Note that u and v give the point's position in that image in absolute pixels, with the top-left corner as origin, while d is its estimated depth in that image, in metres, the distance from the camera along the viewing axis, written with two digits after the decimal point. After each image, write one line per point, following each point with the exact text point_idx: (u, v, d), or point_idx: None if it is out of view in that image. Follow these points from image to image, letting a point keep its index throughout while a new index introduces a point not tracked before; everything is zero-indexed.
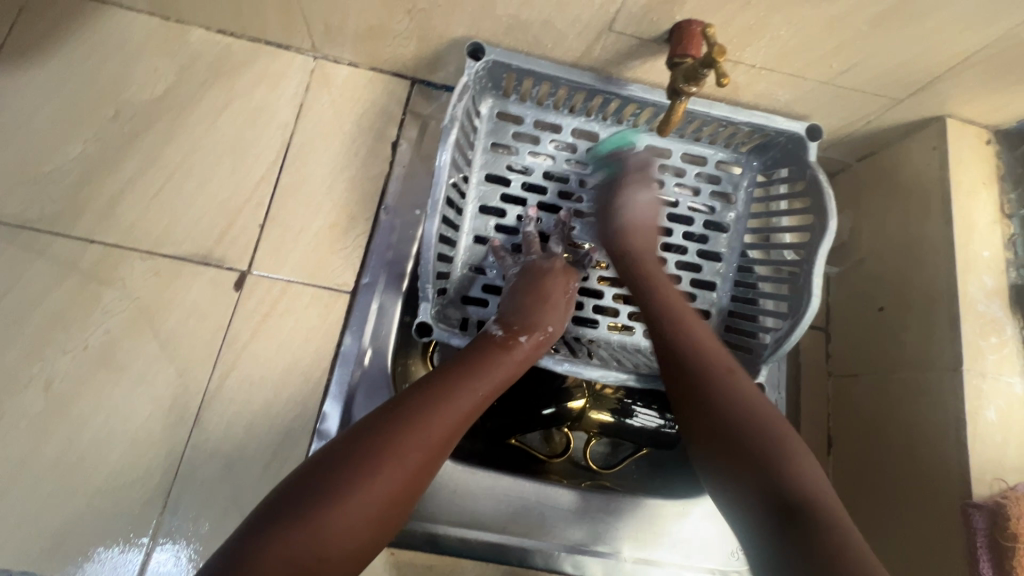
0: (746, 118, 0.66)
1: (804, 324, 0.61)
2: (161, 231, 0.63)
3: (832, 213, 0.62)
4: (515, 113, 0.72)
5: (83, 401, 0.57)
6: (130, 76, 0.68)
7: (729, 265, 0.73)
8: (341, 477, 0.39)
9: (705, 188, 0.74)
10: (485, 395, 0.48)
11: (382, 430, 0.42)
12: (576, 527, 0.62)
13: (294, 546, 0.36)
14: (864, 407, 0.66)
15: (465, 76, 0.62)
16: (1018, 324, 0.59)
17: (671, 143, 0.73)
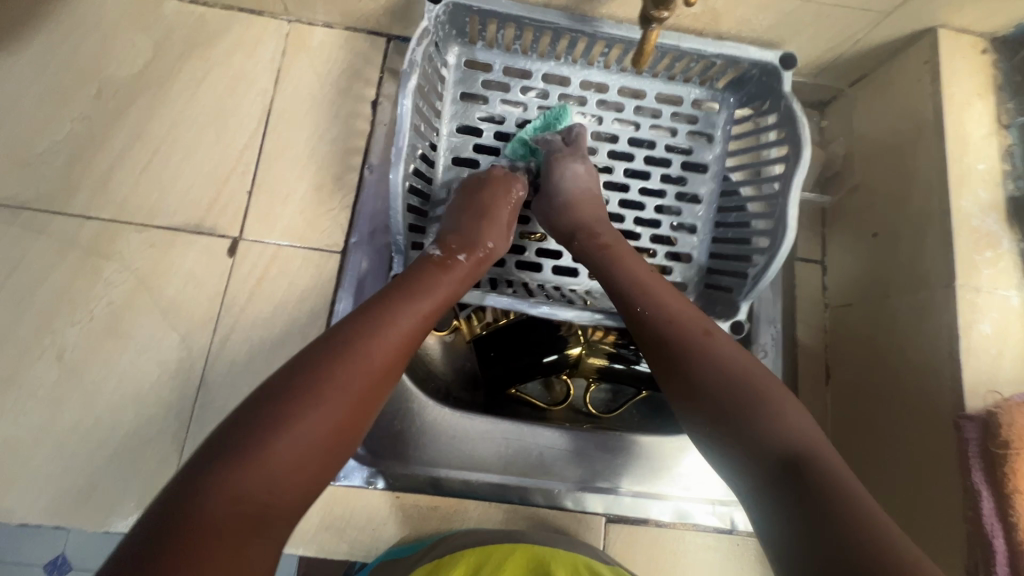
0: (717, 49, 0.64)
1: (782, 255, 0.59)
2: (152, 204, 0.65)
3: (806, 139, 0.60)
4: (484, 61, 0.71)
5: (95, 369, 0.60)
6: (109, 53, 0.68)
7: (709, 206, 0.71)
8: (279, 414, 0.39)
9: (681, 129, 0.72)
10: (428, 314, 0.49)
11: (323, 358, 0.42)
12: (576, 466, 0.63)
13: (241, 489, 0.36)
14: (861, 334, 0.65)
15: (425, 21, 0.62)
16: (1016, 237, 0.57)
17: (645, 85, 0.72)
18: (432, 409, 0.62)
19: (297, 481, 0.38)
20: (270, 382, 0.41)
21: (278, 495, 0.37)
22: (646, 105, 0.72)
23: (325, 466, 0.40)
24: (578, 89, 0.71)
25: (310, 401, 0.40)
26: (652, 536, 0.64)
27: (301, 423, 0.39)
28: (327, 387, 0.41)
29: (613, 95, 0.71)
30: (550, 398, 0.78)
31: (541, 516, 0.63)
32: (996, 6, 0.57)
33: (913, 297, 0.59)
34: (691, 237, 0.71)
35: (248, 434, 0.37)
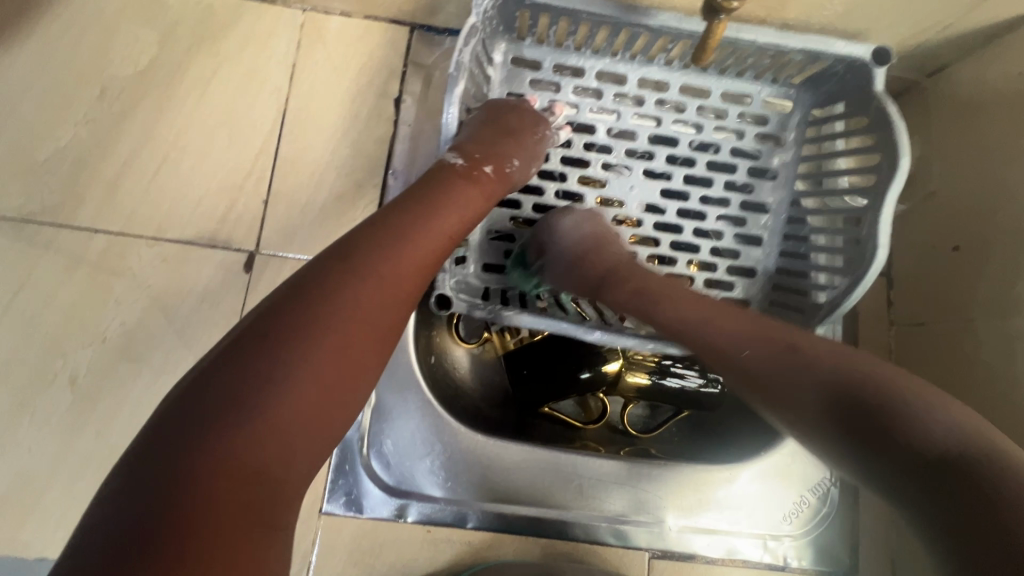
0: (798, 43, 0.57)
1: (867, 281, 0.54)
2: (163, 216, 0.60)
3: (901, 150, 0.54)
4: (531, 58, 0.65)
5: (109, 394, 0.56)
6: (112, 49, 0.63)
7: (777, 216, 0.66)
8: (281, 339, 0.35)
9: (749, 131, 0.66)
10: (427, 240, 0.43)
11: (303, 298, 0.36)
12: (618, 496, 0.59)
13: (232, 440, 0.32)
14: (935, 359, 0.59)
15: (472, 16, 0.56)
16: None
17: (710, 82, 0.65)
18: (465, 436, 0.58)
19: (295, 437, 0.34)
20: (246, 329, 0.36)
21: (276, 457, 0.33)
22: (710, 105, 0.66)
23: (323, 418, 0.35)
24: (635, 88, 0.65)
25: (296, 346, 0.35)
26: (700, 572, 0.60)
27: (288, 374, 0.34)
28: (312, 329, 0.35)
29: (674, 94, 0.65)
30: (584, 416, 0.73)
31: (580, 551, 0.59)
32: None
33: (1004, 323, 0.53)
34: (756, 250, 0.65)
35: (229, 396, 0.33)
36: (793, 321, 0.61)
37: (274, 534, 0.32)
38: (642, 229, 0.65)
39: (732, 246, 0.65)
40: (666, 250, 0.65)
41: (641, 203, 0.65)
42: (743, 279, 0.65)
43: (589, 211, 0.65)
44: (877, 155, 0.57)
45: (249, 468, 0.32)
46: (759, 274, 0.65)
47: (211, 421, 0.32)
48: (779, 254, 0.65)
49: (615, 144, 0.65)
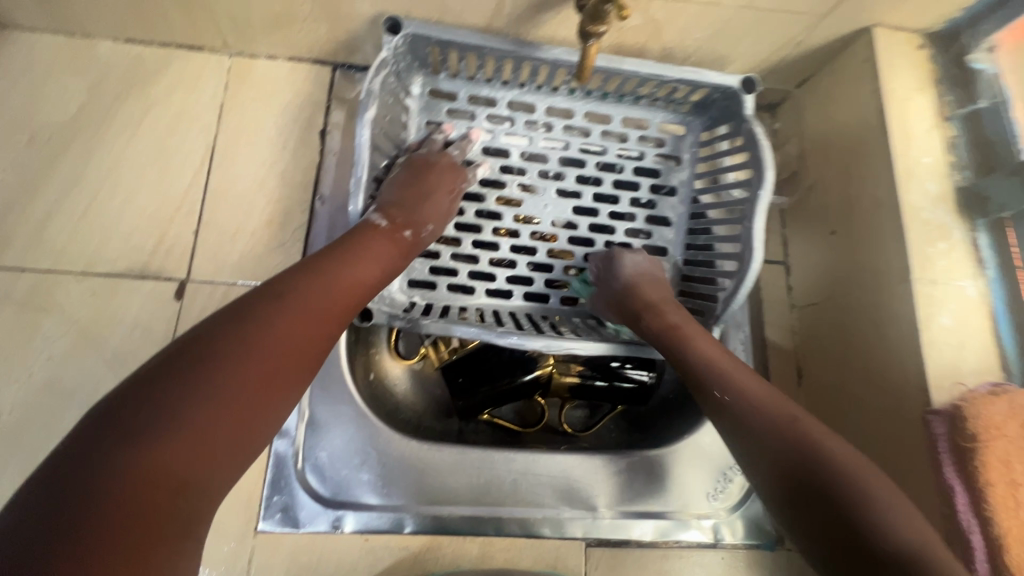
0: (679, 75, 0.65)
1: (749, 280, 0.60)
2: (93, 251, 0.62)
3: (769, 163, 0.61)
4: (447, 90, 0.71)
5: (35, 429, 0.57)
6: (43, 97, 0.66)
7: (679, 227, 0.72)
8: (208, 364, 0.37)
9: (649, 153, 0.73)
10: (350, 285, 0.48)
11: (230, 327, 0.39)
12: (551, 488, 0.62)
13: (153, 456, 0.33)
14: (826, 334, 0.65)
15: (383, 53, 0.61)
16: (967, 227, 0.57)
17: (612, 110, 0.72)
18: (399, 443, 0.60)
19: (213, 457, 0.35)
20: (170, 352, 0.37)
21: (192, 475, 0.34)
22: (613, 129, 0.72)
23: (241, 442, 0.37)
24: (543, 116, 0.72)
25: (221, 370, 0.37)
26: (636, 556, 0.62)
27: (211, 391, 0.36)
28: (238, 353, 0.38)
29: (580, 121, 0.72)
30: (525, 421, 0.76)
31: (517, 545, 0.60)
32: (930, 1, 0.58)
33: (874, 293, 0.59)
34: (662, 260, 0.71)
35: (151, 411, 0.34)
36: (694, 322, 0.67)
37: (178, 552, 0.33)
38: (557, 244, 0.70)
39: None
40: (579, 262, 0.70)
41: (554, 221, 0.71)
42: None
43: (508, 229, 0.70)
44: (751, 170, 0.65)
45: (163, 479, 0.33)
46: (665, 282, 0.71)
47: (130, 432, 0.33)
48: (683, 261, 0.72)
49: (528, 168, 0.71)
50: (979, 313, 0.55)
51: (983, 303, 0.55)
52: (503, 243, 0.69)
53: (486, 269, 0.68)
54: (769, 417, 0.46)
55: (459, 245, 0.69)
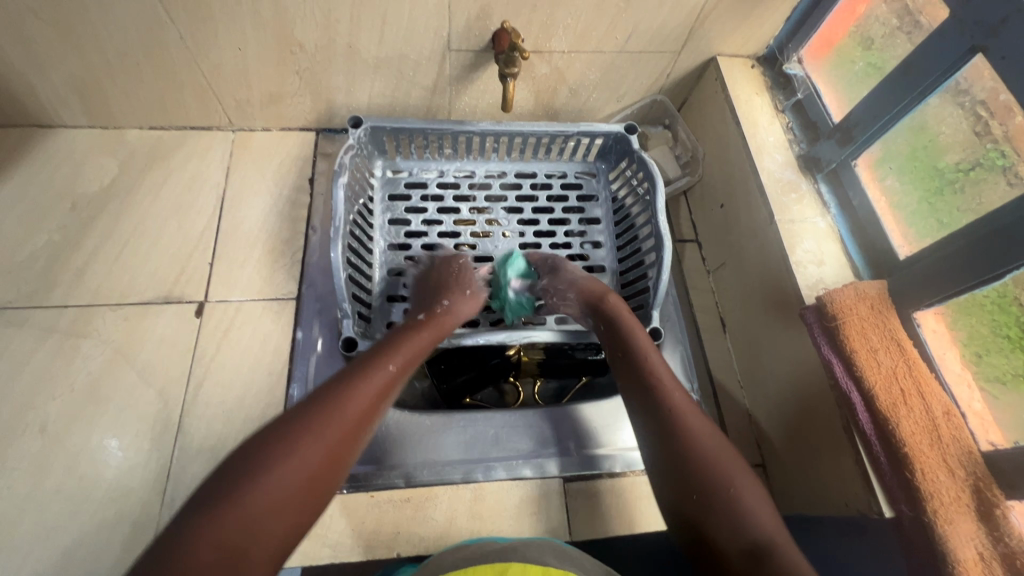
0: (576, 129, 0.86)
1: (668, 267, 0.77)
2: (124, 286, 0.75)
3: (657, 175, 0.81)
4: (404, 167, 0.90)
5: (76, 434, 0.66)
6: (81, 175, 0.82)
7: (608, 249, 0.91)
8: (287, 441, 0.46)
9: (572, 195, 0.93)
10: (396, 372, 0.57)
11: (307, 411, 0.49)
12: (528, 438, 0.72)
13: (229, 526, 0.40)
14: (734, 285, 0.82)
15: (351, 139, 0.80)
16: (810, 182, 0.76)
17: (535, 167, 0.94)
18: (394, 413, 0.71)
19: (269, 527, 0.42)
20: (260, 438, 0.46)
21: (253, 545, 0.41)
22: (540, 181, 0.93)
23: (309, 505, 0.45)
24: (483, 177, 0.92)
25: (300, 444, 0.46)
26: (609, 486, 0.71)
27: (291, 459, 0.45)
28: (312, 433, 0.47)
29: (512, 178, 0.92)
30: (503, 403, 0.87)
31: (505, 488, 0.69)
32: (748, 34, 0.81)
33: (756, 241, 0.76)
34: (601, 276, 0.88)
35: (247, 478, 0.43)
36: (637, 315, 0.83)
37: None
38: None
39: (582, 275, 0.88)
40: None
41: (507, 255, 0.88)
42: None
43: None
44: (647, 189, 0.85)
45: (227, 550, 0.39)
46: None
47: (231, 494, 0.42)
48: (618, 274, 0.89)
49: (477, 218, 0.89)
50: (830, 239, 0.71)
51: (832, 232, 0.72)
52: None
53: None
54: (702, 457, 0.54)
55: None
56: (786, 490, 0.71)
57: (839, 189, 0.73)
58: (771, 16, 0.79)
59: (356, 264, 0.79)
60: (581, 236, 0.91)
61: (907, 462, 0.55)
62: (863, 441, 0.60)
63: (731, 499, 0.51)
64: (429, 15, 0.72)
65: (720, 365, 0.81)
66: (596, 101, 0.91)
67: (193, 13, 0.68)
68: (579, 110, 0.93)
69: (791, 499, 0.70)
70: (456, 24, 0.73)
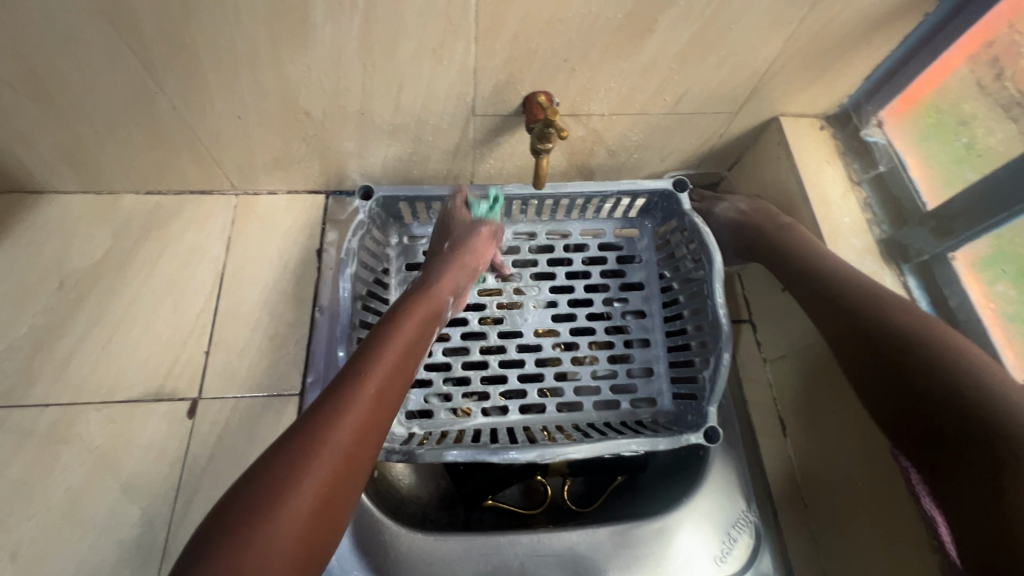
0: (616, 188, 0.74)
1: (725, 362, 0.66)
2: (111, 380, 0.68)
3: (714, 249, 0.69)
4: (421, 233, 0.79)
5: (52, 562, 0.58)
6: (70, 249, 0.75)
7: (655, 318, 0.77)
8: (283, 473, 0.39)
9: (612, 255, 0.80)
10: (387, 384, 0.47)
11: (283, 458, 0.40)
12: (558, 569, 0.63)
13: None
14: (797, 383, 0.71)
15: (360, 214, 0.71)
16: (895, 272, 0.64)
17: (569, 226, 0.81)
18: (406, 537, 0.62)
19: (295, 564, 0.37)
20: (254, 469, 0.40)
21: None
22: (575, 242, 0.80)
23: (309, 564, 0.38)
24: (510, 240, 0.80)
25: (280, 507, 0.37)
26: None
27: (271, 523, 0.37)
28: (291, 489, 0.38)
29: (543, 239, 0.80)
30: (528, 504, 0.77)
31: None
32: (819, 93, 0.70)
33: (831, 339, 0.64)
34: (647, 350, 0.76)
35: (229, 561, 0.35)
36: (690, 405, 0.71)
37: None
38: (543, 351, 0.74)
39: (625, 351, 0.75)
40: (568, 366, 0.74)
41: (537, 330, 0.76)
42: (641, 379, 0.74)
43: (493, 346, 0.74)
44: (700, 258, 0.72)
45: None
46: (654, 371, 0.75)
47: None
48: (666, 350, 0.76)
49: (503, 286, 0.76)
50: None
51: None
52: (491, 360, 0.73)
53: (479, 389, 0.72)
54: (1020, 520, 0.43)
55: (449, 371, 0.73)
56: None
57: (932, 285, 0.62)
58: (848, 75, 0.67)
59: None
60: (623, 303, 0.78)
61: None
62: None
63: None
64: (452, 81, 0.63)
65: (780, 476, 0.71)
66: (636, 161, 0.81)
67: (185, 83, 0.61)
68: (617, 170, 0.82)
69: None
70: (482, 90, 0.64)
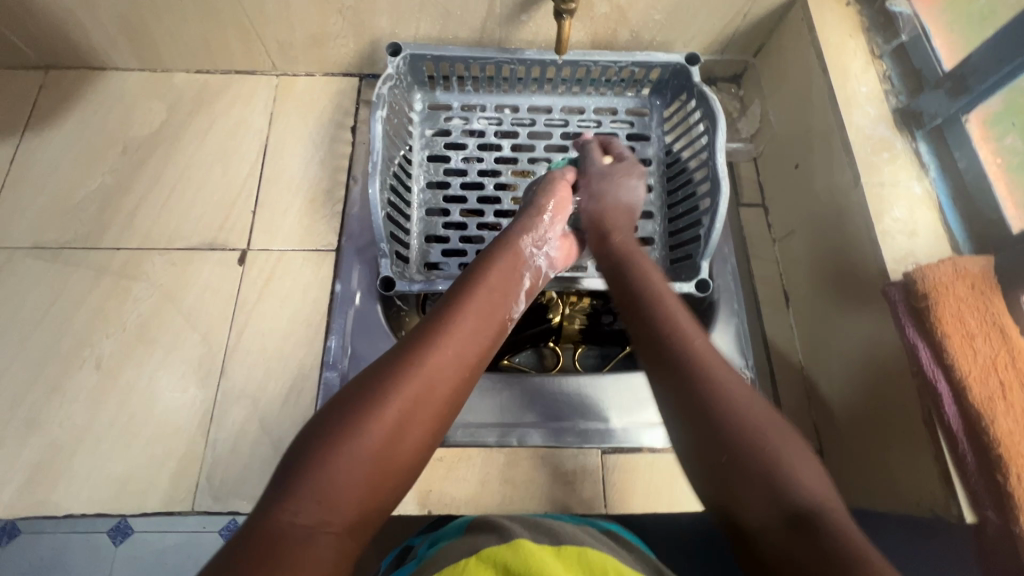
0: (630, 59, 0.78)
1: (722, 212, 0.69)
2: (172, 231, 0.76)
3: (719, 112, 0.72)
4: (444, 101, 0.84)
5: (129, 371, 0.68)
6: (131, 118, 0.82)
7: (659, 192, 0.82)
8: (380, 393, 0.42)
9: (622, 133, 0.84)
10: (487, 312, 0.50)
11: (367, 395, 0.42)
12: (564, 405, 0.69)
13: (338, 450, 0.39)
14: (802, 257, 0.74)
15: (389, 69, 0.75)
16: (908, 139, 0.65)
17: (583, 101, 0.85)
18: None
19: (382, 465, 0.40)
20: (361, 384, 0.43)
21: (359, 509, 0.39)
22: (588, 117, 0.85)
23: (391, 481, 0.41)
24: (528, 113, 0.85)
25: (346, 457, 0.39)
26: (648, 462, 0.67)
27: (368, 432, 0.40)
28: (341, 463, 0.39)
29: (558, 114, 0.84)
30: (541, 366, 0.83)
31: (540, 454, 0.68)
32: None
33: (839, 203, 0.67)
34: (651, 221, 0.81)
35: (305, 471, 0.38)
36: (685, 266, 0.76)
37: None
38: None
39: None
40: None
41: None
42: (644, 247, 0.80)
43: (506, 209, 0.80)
44: (707, 124, 0.76)
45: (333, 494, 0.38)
46: (656, 240, 0.80)
47: (283, 494, 0.37)
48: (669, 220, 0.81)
49: (519, 157, 0.82)
50: (928, 206, 0.62)
51: (930, 198, 0.62)
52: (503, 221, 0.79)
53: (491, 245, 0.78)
54: (715, 401, 0.45)
55: (465, 228, 0.79)
56: (842, 484, 0.65)
57: (943, 150, 0.64)
58: None
59: (395, 204, 0.76)
60: None
61: (999, 465, 0.48)
62: (945, 438, 0.52)
63: (775, 473, 0.42)
64: None
65: (780, 344, 0.74)
66: (658, 45, 0.82)
67: None
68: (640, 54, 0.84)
69: (850, 492, 0.64)
70: None
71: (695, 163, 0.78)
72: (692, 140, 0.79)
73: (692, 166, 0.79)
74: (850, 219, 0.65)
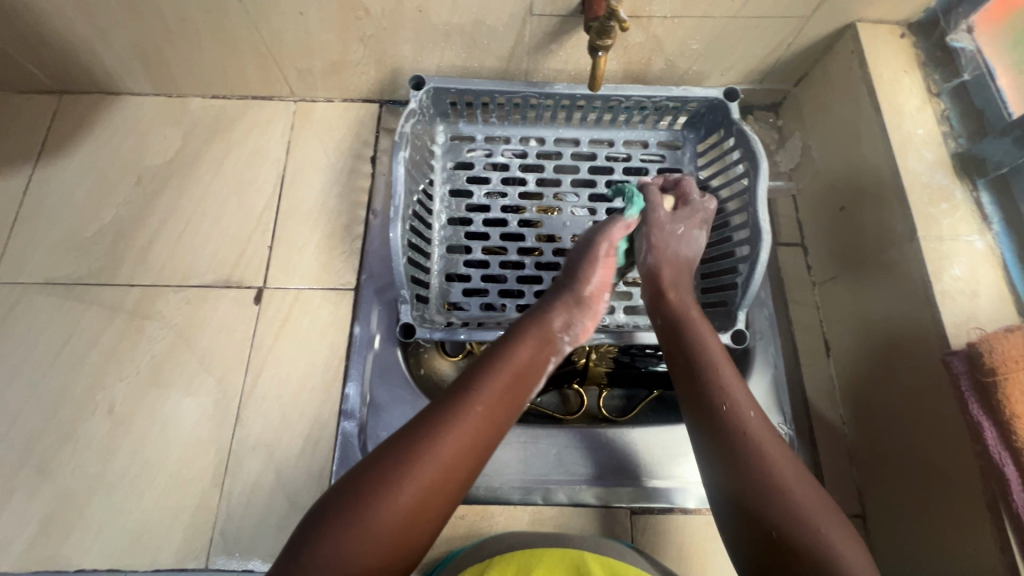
0: (665, 94, 0.73)
1: (763, 262, 0.65)
2: (186, 268, 0.73)
3: (761, 153, 0.68)
4: (467, 132, 0.81)
5: (142, 417, 0.66)
6: (146, 146, 0.80)
7: None
8: (405, 455, 0.42)
9: (653, 168, 0.80)
10: (522, 376, 0.49)
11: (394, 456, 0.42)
12: (592, 462, 0.65)
13: (360, 509, 0.40)
14: (845, 305, 0.70)
15: (411, 103, 0.72)
16: (967, 188, 0.61)
17: (612, 134, 0.81)
18: None
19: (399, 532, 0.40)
20: (393, 442, 0.44)
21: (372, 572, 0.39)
22: (617, 151, 0.81)
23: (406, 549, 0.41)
24: (554, 145, 0.81)
25: (365, 520, 0.39)
26: (679, 522, 0.65)
27: (389, 497, 0.40)
28: (361, 525, 0.39)
29: (585, 147, 0.80)
30: (565, 408, 0.80)
31: (566, 512, 0.65)
32: None
33: (890, 254, 0.62)
34: None
35: (329, 528, 0.39)
36: (719, 313, 0.72)
37: None
38: None
39: None
40: None
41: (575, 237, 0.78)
42: None
43: (531, 248, 0.76)
44: (746, 163, 0.72)
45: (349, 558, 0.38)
46: None
47: (310, 546, 0.39)
48: (702, 261, 0.76)
49: (545, 194, 0.78)
50: (989, 263, 0.58)
51: (991, 254, 0.58)
52: (527, 260, 0.75)
53: (513, 286, 0.74)
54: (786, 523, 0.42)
55: (487, 267, 0.76)
56: (887, 553, 0.62)
57: (1007, 202, 0.59)
58: None
59: (416, 245, 0.73)
60: None
61: None
62: (1012, 527, 0.49)
63: None
64: None
65: (820, 397, 0.70)
66: (694, 74, 0.78)
67: None
68: (674, 83, 0.80)
69: (896, 563, 0.61)
70: None
71: (732, 204, 0.74)
72: (729, 179, 0.75)
73: (729, 206, 0.75)
74: (905, 273, 0.60)
